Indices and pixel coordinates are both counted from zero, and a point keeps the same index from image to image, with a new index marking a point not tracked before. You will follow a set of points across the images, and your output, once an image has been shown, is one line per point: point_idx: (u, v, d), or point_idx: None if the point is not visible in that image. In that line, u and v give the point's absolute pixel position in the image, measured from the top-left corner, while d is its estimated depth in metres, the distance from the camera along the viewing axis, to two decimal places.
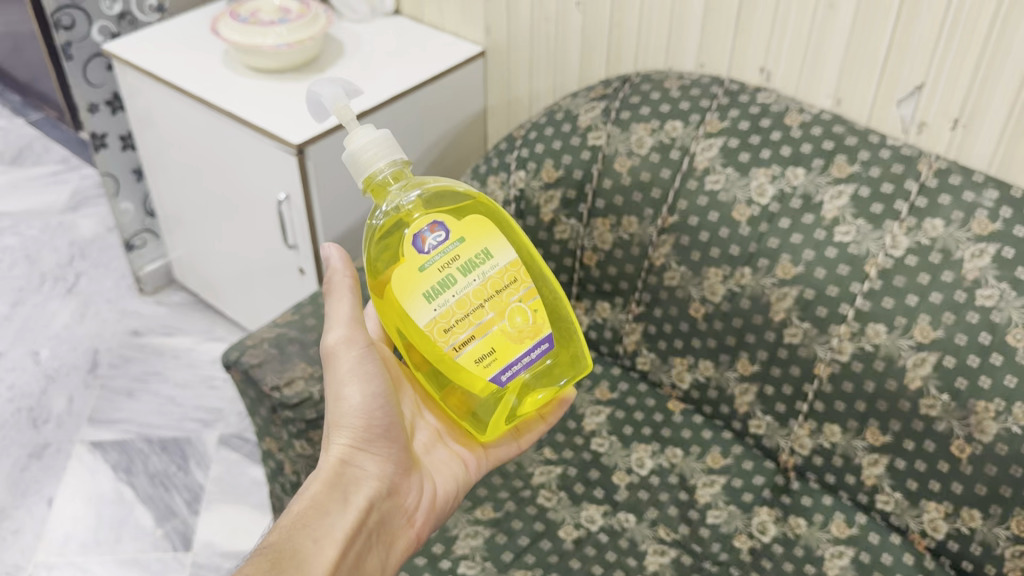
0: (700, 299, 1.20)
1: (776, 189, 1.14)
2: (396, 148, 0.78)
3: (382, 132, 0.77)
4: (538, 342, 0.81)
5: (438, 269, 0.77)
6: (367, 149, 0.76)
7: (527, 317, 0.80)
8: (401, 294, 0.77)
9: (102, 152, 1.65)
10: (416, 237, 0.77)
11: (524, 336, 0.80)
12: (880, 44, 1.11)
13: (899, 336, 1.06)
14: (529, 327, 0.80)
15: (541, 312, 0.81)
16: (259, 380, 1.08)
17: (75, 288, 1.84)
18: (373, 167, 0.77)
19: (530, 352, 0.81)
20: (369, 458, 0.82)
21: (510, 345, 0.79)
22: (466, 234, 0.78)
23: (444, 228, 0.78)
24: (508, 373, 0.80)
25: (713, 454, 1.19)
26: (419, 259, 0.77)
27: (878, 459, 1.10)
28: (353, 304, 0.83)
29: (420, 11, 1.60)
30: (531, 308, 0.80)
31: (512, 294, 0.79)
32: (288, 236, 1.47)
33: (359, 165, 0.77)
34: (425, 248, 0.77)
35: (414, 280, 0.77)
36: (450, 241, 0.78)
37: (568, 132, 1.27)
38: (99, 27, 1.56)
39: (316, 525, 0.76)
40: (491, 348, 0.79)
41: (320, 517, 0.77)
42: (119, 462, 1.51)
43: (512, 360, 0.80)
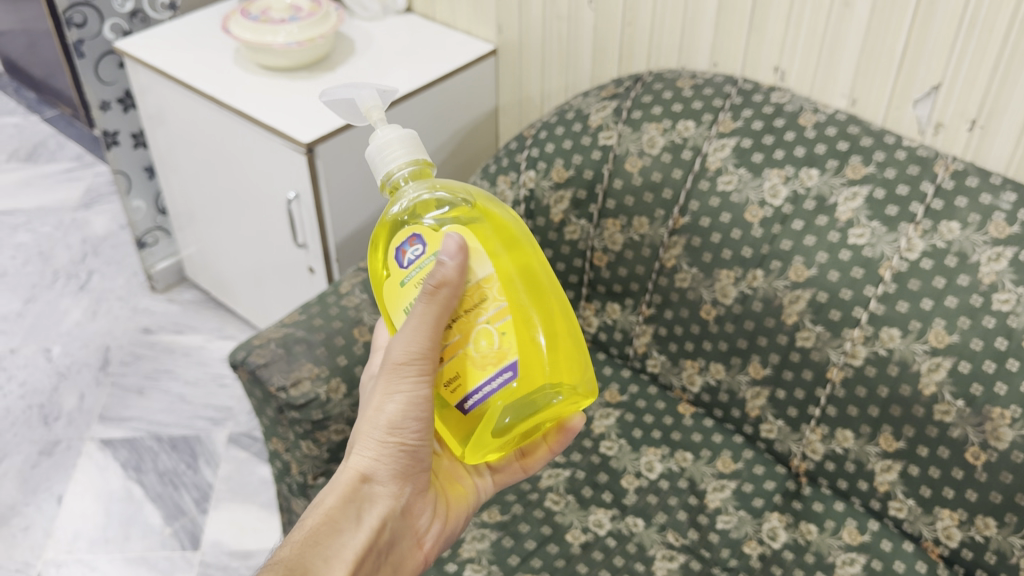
0: (711, 302, 1.19)
1: (789, 190, 1.12)
2: (417, 148, 0.75)
3: (407, 130, 0.75)
4: (503, 370, 0.73)
5: (414, 285, 0.74)
6: (391, 144, 0.74)
7: (492, 340, 0.73)
8: (390, 306, 0.77)
9: (114, 150, 1.65)
10: (398, 250, 0.74)
11: (488, 362, 0.73)
12: (896, 43, 1.09)
13: (913, 340, 1.05)
14: (493, 352, 0.73)
15: (511, 336, 0.73)
16: (265, 380, 1.07)
17: (87, 285, 1.85)
18: (390, 166, 0.74)
19: (493, 379, 0.73)
20: (396, 476, 0.78)
21: (472, 370, 0.73)
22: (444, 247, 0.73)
23: (422, 241, 0.73)
24: (474, 401, 0.74)
25: (724, 458, 1.18)
26: (400, 274, 0.74)
27: (891, 465, 1.09)
28: (438, 324, 0.72)
29: (432, 10, 1.60)
30: (498, 331, 0.73)
31: (479, 315, 0.73)
32: (298, 235, 1.46)
33: (376, 164, 0.75)
34: (405, 262, 0.74)
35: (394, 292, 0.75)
36: (426, 256, 0.73)
37: (578, 132, 1.26)
38: (111, 25, 1.56)
39: (329, 543, 0.74)
40: (457, 372, 0.75)
41: (334, 535, 0.75)
42: (129, 460, 1.51)
43: (474, 386, 0.73)
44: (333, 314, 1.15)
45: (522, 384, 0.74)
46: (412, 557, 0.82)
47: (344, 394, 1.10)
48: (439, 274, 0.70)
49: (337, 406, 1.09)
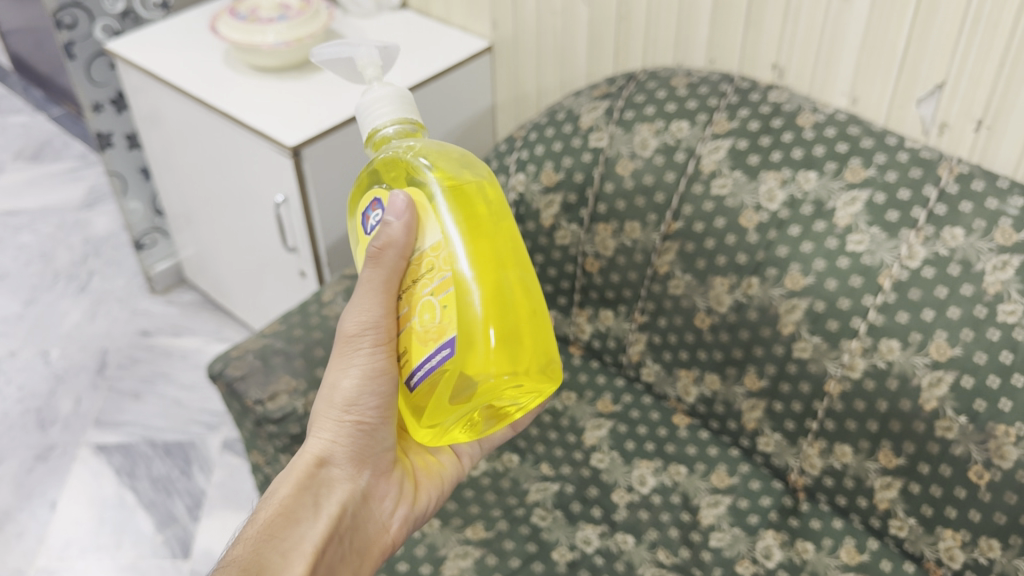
0: (706, 310, 1.14)
1: (786, 194, 1.08)
2: (408, 108, 0.72)
3: (398, 87, 0.72)
4: (442, 346, 0.68)
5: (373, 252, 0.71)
6: (380, 99, 0.71)
7: (435, 314, 0.68)
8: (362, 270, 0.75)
9: (108, 152, 1.64)
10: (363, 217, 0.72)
11: (431, 336, 0.69)
12: (898, 39, 1.04)
13: (914, 353, 1.00)
14: (434, 327, 0.69)
15: (451, 309, 0.68)
16: (242, 394, 1.04)
17: (87, 286, 1.84)
18: (374, 123, 0.71)
19: (433, 356, 0.69)
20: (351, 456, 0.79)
21: (414, 344, 0.70)
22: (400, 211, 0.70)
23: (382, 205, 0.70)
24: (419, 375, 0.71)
25: (719, 472, 1.13)
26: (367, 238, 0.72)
27: (891, 482, 1.04)
28: (394, 287, 0.72)
29: (428, 5, 1.56)
30: (440, 304, 0.68)
31: (426, 286, 0.69)
32: (288, 238, 1.42)
33: (366, 118, 0.72)
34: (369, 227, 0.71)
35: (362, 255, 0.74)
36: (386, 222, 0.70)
37: (569, 133, 1.22)
38: (102, 26, 1.54)
39: (285, 535, 0.75)
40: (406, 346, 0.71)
41: (289, 526, 0.75)
42: (123, 466, 1.50)
43: (416, 362, 0.70)
44: (314, 324, 1.12)
45: (463, 362, 0.69)
46: (378, 544, 0.82)
47: None
48: (383, 234, 0.69)
49: None
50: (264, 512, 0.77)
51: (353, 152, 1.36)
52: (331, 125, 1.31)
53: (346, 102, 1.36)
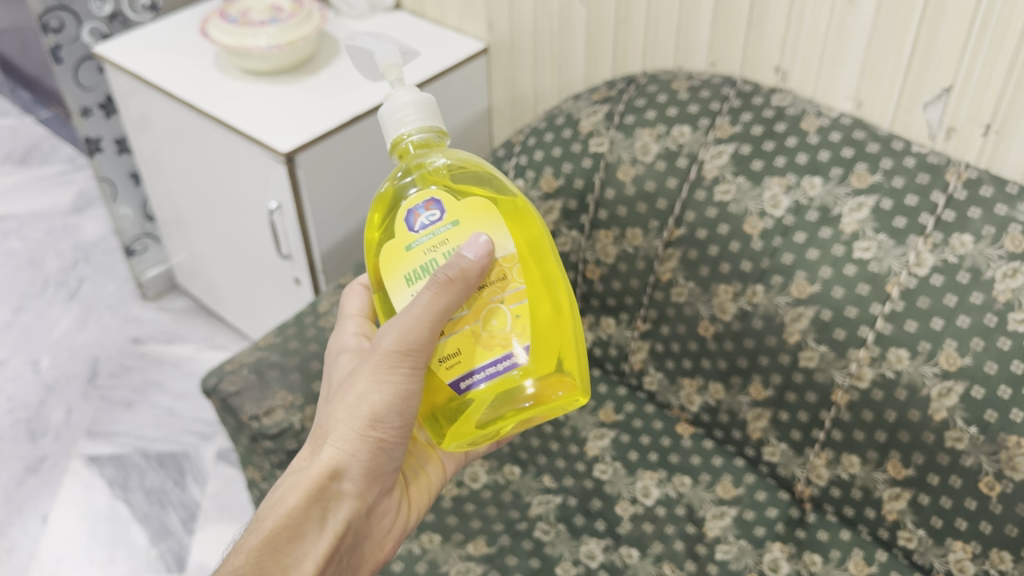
0: (709, 318, 1.12)
1: (791, 200, 1.06)
2: (432, 115, 0.74)
3: (425, 93, 0.73)
4: (510, 353, 0.73)
5: (423, 251, 0.71)
6: (402, 106, 0.73)
7: (505, 321, 0.72)
8: (384, 270, 0.73)
9: (97, 157, 1.60)
10: (408, 213, 0.72)
11: (497, 341, 0.72)
12: (904, 41, 1.02)
13: (922, 362, 0.98)
14: (503, 334, 0.72)
15: (521, 319, 0.73)
16: (237, 409, 1.02)
17: (77, 293, 1.81)
18: (400, 129, 0.73)
19: (498, 362, 0.73)
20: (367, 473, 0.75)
21: (477, 349, 0.72)
22: (462, 216, 0.72)
23: (440, 207, 0.72)
24: (470, 380, 0.73)
25: (724, 483, 1.12)
26: (408, 237, 0.72)
27: (900, 493, 1.02)
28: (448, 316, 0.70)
29: (422, 6, 1.53)
30: (513, 313, 0.72)
31: (494, 292, 0.72)
32: (281, 245, 1.40)
33: (394, 120, 0.73)
34: (416, 226, 0.71)
35: (400, 258, 0.72)
36: (443, 223, 0.71)
37: (568, 138, 1.20)
38: (90, 29, 1.51)
39: (289, 549, 0.72)
40: (456, 348, 0.72)
41: (294, 540, 0.72)
42: (116, 478, 1.47)
43: (478, 365, 0.72)
44: (310, 336, 1.09)
45: (530, 369, 0.74)
46: (368, 557, 0.81)
47: None
48: (456, 265, 0.68)
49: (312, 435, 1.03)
50: (268, 520, 0.73)
51: (348, 157, 1.33)
52: (326, 130, 1.28)
53: (340, 107, 1.33)
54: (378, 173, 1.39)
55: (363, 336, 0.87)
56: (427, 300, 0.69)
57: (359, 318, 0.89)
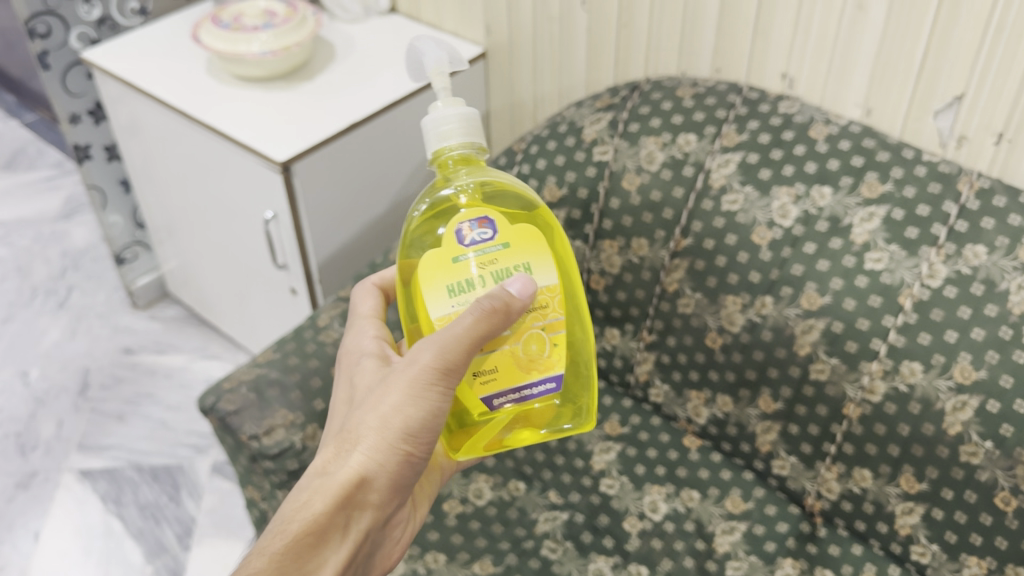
0: (717, 329, 1.10)
1: (800, 210, 1.04)
2: (476, 131, 0.74)
3: (469, 107, 0.73)
4: (545, 379, 0.76)
5: (470, 266, 0.72)
6: (445, 121, 0.73)
7: (544, 348, 0.75)
8: (423, 277, 0.72)
9: (86, 164, 1.57)
10: (459, 227, 0.72)
11: (534, 366, 0.75)
12: (915, 49, 1.00)
13: (936, 376, 0.96)
14: (542, 360, 0.75)
15: (558, 347, 0.75)
16: (236, 429, 0.99)
17: (66, 302, 1.77)
18: (445, 143, 0.73)
19: (534, 385, 0.76)
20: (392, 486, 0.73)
21: (514, 371, 0.74)
22: (512, 240, 0.73)
23: (492, 227, 0.73)
24: (502, 399, 0.76)
25: (733, 497, 1.10)
26: (456, 249, 0.72)
27: (913, 507, 1.01)
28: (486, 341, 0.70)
29: (417, 10, 1.51)
30: (551, 341, 0.75)
31: (535, 318, 0.74)
32: (277, 255, 1.37)
33: (441, 131, 0.73)
34: (466, 241, 0.72)
35: (444, 268, 0.72)
36: (495, 242, 0.72)
37: (572, 146, 1.17)
38: (78, 34, 1.47)
39: (311, 556, 0.69)
40: (494, 367, 0.74)
41: (318, 546, 0.69)
42: (109, 493, 1.44)
43: (517, 386, 0.75)
44: (310, 351, 1.06)
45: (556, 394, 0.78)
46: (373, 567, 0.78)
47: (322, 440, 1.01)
48: (502, 296, 0.69)
49: (314, 454, 1.00)
50: (291, 523, 0.70)
51: (347, 167, 1.31)
52: (323, 139, 1.25)
53: (337, 114, 1.30)
54: (376, 181, 1.37)
55: (381, 338, 0.82)
56: (468, 324, 0.69)
57: (375, 320, 0.85)
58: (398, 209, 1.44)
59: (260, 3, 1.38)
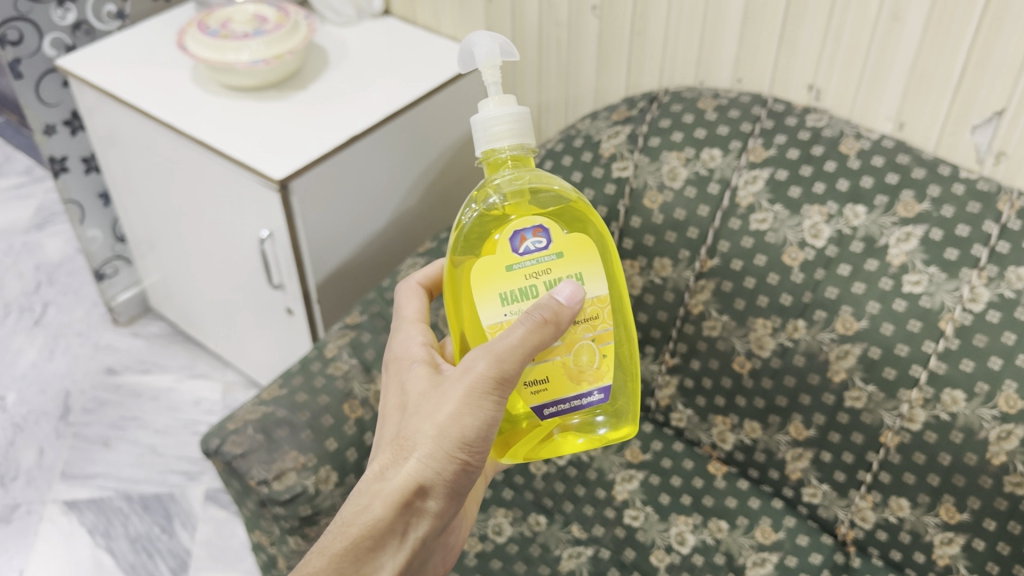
0: (746, 353, 1.06)
1: (833, 230, 1.00)
2: (528, 131, 0.71)
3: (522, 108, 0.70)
4: (593, 390, 0.74)
5: (524, 275, 0.70)
6: (496, 122, 0.70)
7: (593, 359, 0.73)
8: (475, 283, 0.71)
9: (63, 177, 1.48)
10: (514, 235, 0.70)
11: (584, 377, 0.73)
12: (954, 61, 0.96)
13: (980, 405, 0.93)
14: (592, 370, 0.73)
15: (609, 359, 0.74)
16: (244, 473, 0.92)
17: (42, 320, 1.69)
18: (495, 144, 0.70)
19: (583, 397, 0.74)
20: (451, 496, 0.69)
21: (563, 382, 0.73)
22: (567, 249, 0.71)
23: (547, 236, 0.71)
24: (552, 409, 0.74)
25: (763, 527, 1.05)
26: (510, 258, 0.70)
27: (952, 538, 0.97)
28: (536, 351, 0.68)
29: (413, 12, 1.44)
30: (600, 352, 0.73)
31: (586, 329, 0.72)
32: (272, 274, 1.30)
33: (487, 133, 0.70)
34: (520, 249, 0.70)
35: (495, 276, 0.70)
36: (548, 252, 0.71)
37: (589, 162, 1.12)
38: (52, 40, 1.39)
39: (367, 561, 0.67)
40: (545, 377, 0.72)
41: (373, 552, 0.67)
42: (97, 525, 1.37)
43: (566, 397, 0.73)
44: (319, 386, 0.99)
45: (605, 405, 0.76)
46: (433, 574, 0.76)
47: (336, 483, 0.95)
48: (551, 306, 0.67)
49: (328, 498, 0.94)
50: (347, 528, 0.67)
51: (349, 179, 1.24)
52: (322, 154, 1.18)
53: (335, 126, 1.23)
54: (375, 195, 1.30)
55: (430, 346, 0.77)
56: (521, 334, 0.66)
57: (421, 324, 0.79)
58: (397, 223, 1.38)
59: (248, 8, 1.31)
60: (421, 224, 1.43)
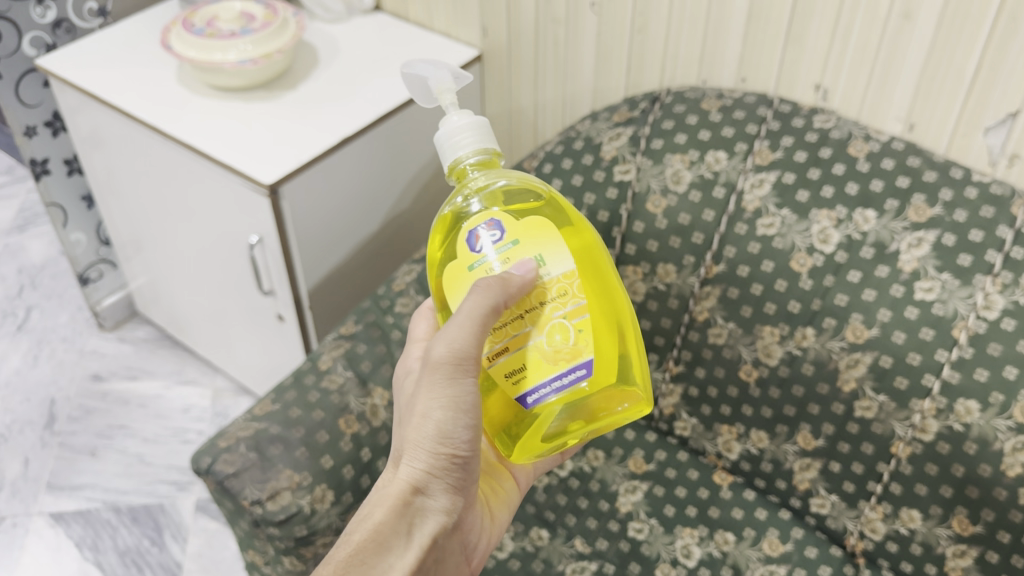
0: (753, 362, 1.03)
1: (842, 235, 0.97)
2: (488, 137, 0.71)
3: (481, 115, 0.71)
4: (576, 368, 0.67)
5: (484, 270, 0.66)
6: (456, 131, 0.70)
7: (568, 337, 0.67)
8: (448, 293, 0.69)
9: (45, 180, 1.44)
10: (469, 235, 0.67)
11: (561, 357, 0.67)
12: (967, 63, 0.93)
13: (995, 415, 0.90)
14: (567, 349, 0.67)
15: (587, 333, 0.67)
16: (237, 493, 0.89)
17: (26, 325, 1.64)
18: (458, 153, 0.70)
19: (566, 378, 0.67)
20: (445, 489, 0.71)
21: (541, 365, 0.67)
22: (522, 235, 0.67)
23: (500, 226, 0.67)
24: (535, 397, 0.68)
25: (770, 538, 1.03)
26: (469, 258, 0.67)
27: (965, 550, 0.94)
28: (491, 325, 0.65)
29: (404, 8, 1.40)
30: (575, 328, 0.67)
31: (556, 308, 0.67)
32: (262, 280, 1.26)
33: (444, 148, 0.71)
34: (477, 247, 0.67)
35: (462, 280, 0.68)
36: (504, 242, 0.66)
37: (589, 165, 1.09)
38: (32, 39, 1.35)
39: (376, 563, 0.68)
40: (521, 366, 0.67)
41: (380, 554, 0.68)
42: (84, 538, 1.34)
43: (544, 380, 0.67)
44: (313, 401, 0.96)
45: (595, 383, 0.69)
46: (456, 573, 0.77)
47: (332, 502, 0.92)
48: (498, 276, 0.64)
49: (324, 518, 0.91)
50: (351, 536, 0.69)
51: (340, 182, 1.20)
52: (313, 156, 1.14)
53: (326, 127, 1.19)
54: (367, 196, 1.26)
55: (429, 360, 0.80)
56: (470, 306, 0.64)
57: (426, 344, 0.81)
58: (391, 224, 1.35)
59: (234, 5, 1.27)
60: (414, 225, 1.40)
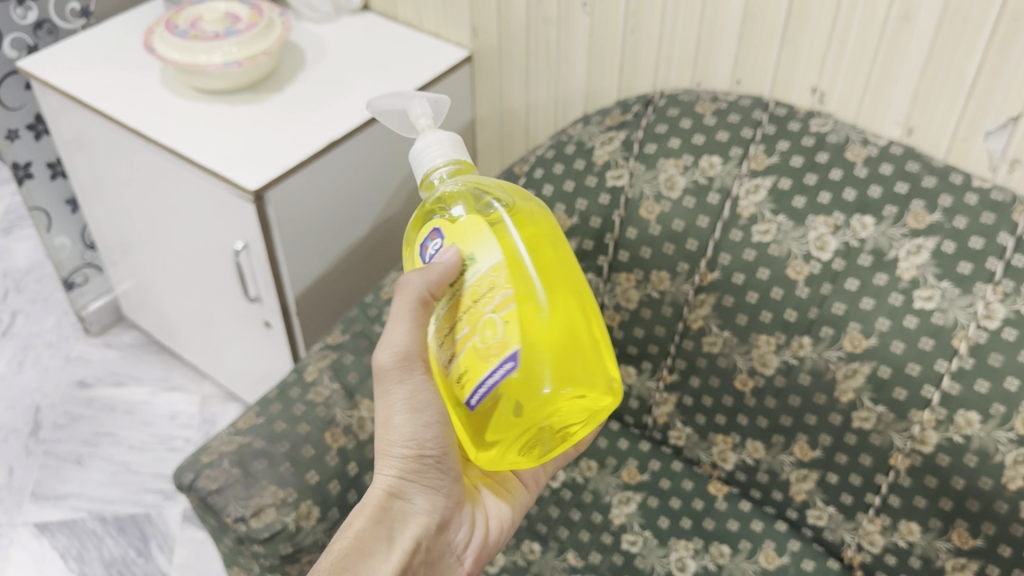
0: (748, 371, 1.01)
1: (840, 242, 0.95)
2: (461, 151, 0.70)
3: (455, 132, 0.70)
4: (506, 361, 0.64)
5: None
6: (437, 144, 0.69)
7: (496, 329, 0.64)
8: None
9: (27, 184, 1.41)
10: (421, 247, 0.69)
11: (494, 351, 0.64)
12: (969, 63, 0.91)
13: (996, 427, 0.88)
14: (496, 341, 0.64)
15: (515, 324, 0.64)
16: (220, 510, 0.87)
17: (10, 330, 1.62)
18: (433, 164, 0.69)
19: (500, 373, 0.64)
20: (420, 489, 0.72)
21: (476, 364, 0.65)
22: (456, 237, 0.67)
23: (440, 234, 0.68)
24: (477, 396, 0.66)
25: (766, 551, 1.01)
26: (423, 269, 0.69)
27: (965, 564, 0.92)
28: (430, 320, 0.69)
29: (393, 8, 1.37)
30: (503, 321, 0.64)
31: (486, 303, 0.65)
32: (249, 287, 1.23)
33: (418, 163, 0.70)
34: (427, 257, 0.69)
35: None
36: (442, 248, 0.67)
37: (581, 170, 1.06)
38: (13, 40, 1.32)
39: (360, 568, 0.69)
40: (463, 368, 0.66)
41: (363, 559, 0.69)
42: (70, 549, 1.31)
43: (480, 378, 0.65)
44: (299, 414, 0.94)
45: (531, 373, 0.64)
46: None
47: (319, 518, 0.90)
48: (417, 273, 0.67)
49: (310, 535, 0.89)
50: (334, 548, 0.70)
51: (326, 187, 1.18)
52: (298, 161, 1.12)
53: (312, 131, 1.17)
54: (354, 201, 1.24)
55: None
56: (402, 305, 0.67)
57: None
58: (380, 229, 1.32)
59: (218, 6, 1.24)
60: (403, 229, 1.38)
